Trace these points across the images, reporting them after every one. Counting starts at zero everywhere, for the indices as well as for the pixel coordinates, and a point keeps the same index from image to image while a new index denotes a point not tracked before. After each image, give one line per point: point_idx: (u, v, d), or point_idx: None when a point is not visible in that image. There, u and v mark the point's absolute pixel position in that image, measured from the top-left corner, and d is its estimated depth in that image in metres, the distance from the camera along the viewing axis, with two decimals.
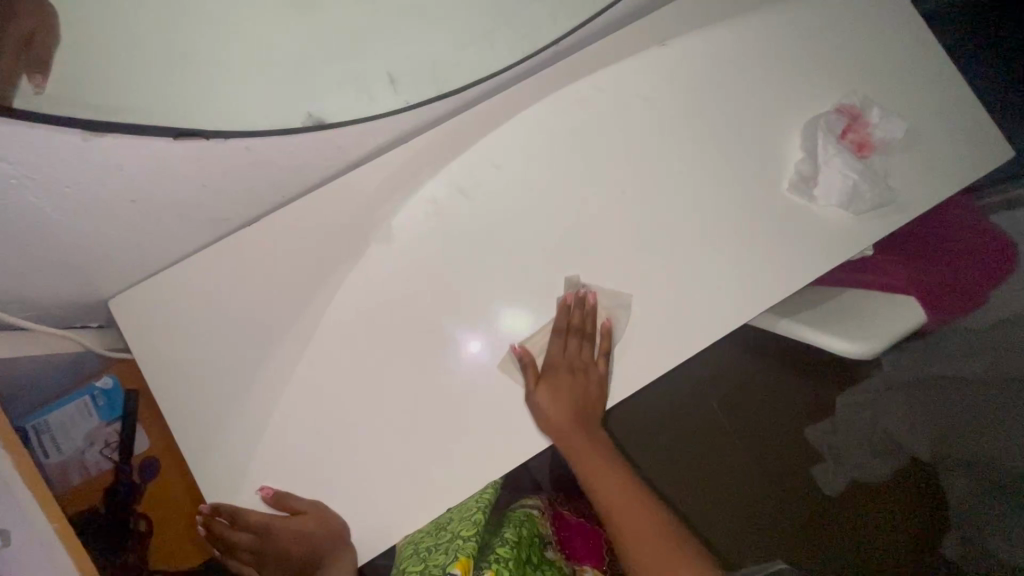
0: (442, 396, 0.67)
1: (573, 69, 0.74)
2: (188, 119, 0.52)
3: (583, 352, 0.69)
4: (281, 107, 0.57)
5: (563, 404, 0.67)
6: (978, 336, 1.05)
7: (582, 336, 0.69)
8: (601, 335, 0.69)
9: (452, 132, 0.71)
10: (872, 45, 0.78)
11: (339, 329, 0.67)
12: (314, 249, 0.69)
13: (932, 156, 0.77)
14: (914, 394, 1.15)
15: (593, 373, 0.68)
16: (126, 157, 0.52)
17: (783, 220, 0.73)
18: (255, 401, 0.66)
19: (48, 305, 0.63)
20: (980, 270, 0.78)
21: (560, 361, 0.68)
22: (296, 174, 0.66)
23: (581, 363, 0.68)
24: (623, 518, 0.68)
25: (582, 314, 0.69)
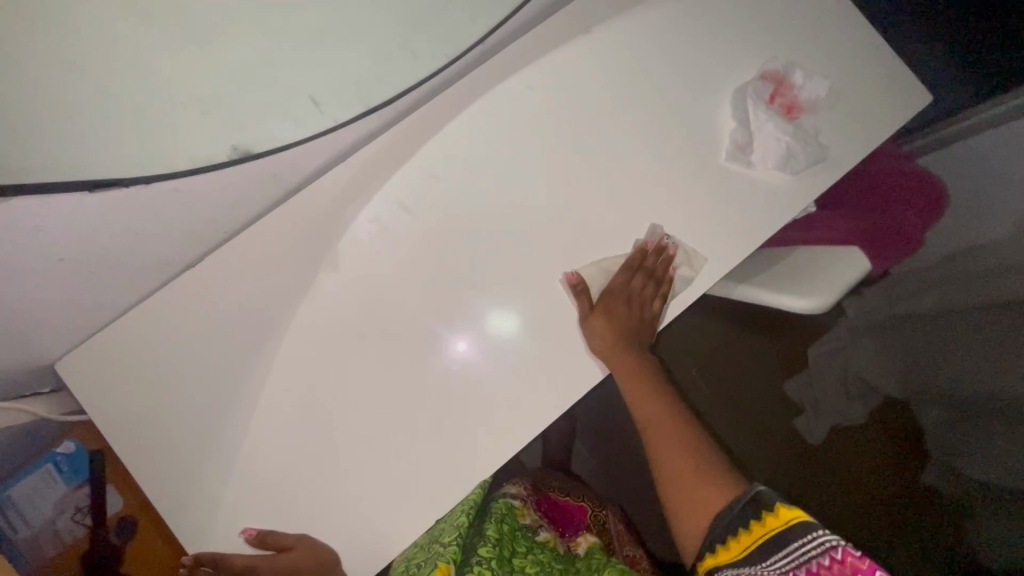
0: (417, 408, 0.67)
1: (500, 68, 0.74)
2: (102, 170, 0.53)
3: (646, 288, 0.70)
4: (205, 142, 0.58)
5: (614, 334, 0.68)
6: (938, 269, 1.13)
7: (649, 275, 0.71)
8: (666, 280, 0.71)
9: (388, 144, 0.71)
10: (787, 11, 0.80)
11: (301, 358, 0.66)
12: (263, 281, 0.67)
13: (859, 108, 0.79)
14: (889, 337, 1.21)
15: (649, 310, 0.70)
16: (44, 218, 0.52)
17: (724, 191, 0.75)
18: (224, 443, 0.65)
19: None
20: (916, 213, 0.81)
21: (620, 294, 0.69)
22: (234, 208, 0.65)
23: (621, 300, 0.69)
24: (676, 484, 0.64)
25: (656, 261, 0.71)
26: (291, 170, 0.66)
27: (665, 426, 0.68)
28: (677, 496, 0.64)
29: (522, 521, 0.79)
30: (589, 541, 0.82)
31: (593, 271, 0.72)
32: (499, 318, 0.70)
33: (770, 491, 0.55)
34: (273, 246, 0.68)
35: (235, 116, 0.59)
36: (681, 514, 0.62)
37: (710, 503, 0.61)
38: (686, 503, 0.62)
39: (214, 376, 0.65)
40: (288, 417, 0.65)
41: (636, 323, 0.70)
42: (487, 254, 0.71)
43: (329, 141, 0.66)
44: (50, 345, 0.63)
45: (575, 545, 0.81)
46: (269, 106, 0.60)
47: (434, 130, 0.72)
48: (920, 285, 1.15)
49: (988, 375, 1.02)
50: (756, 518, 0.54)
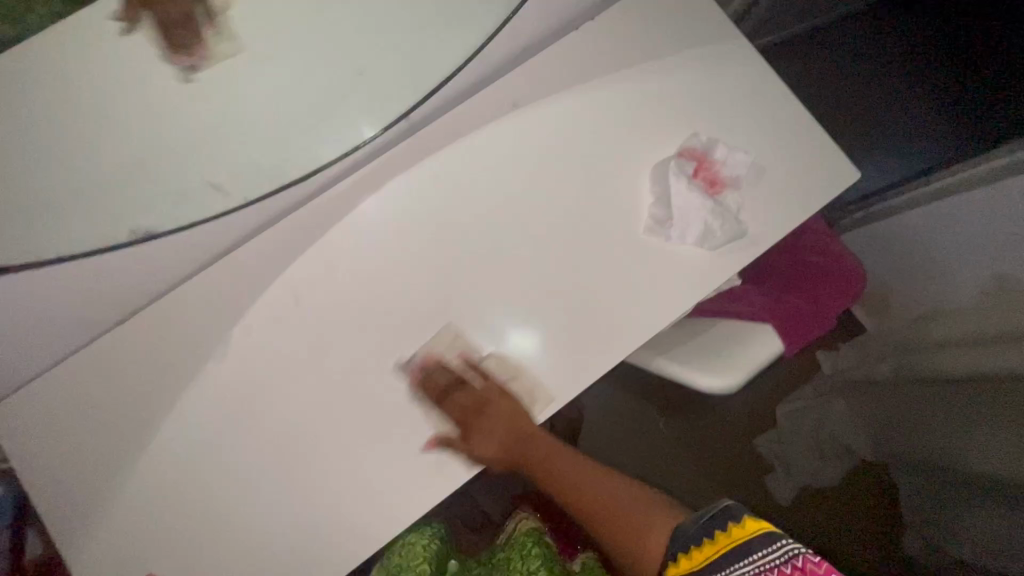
0: (319, 471, 0.70)
1: (420, 143, 0.77)
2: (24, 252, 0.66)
3: (469, 391, 0.73)
4: (108, 226, 0.68)
5: (495, 443, 0.74)
6: (898, 334, 1.19)
7: (469, 370, 0.73)
8: (479, 372, 0.73)
9: (308, 215, 0.74)
10: (715, 87, 0.82)
11: (206, 420, 0.69)
12: (177, 342, 0.70)
13: (781, 184, 0.79)
14: (856, 400, 1.29)
15: (495, 400, 0.73)
16: None
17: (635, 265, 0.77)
18: (134, 499, 0.68)
19: None
20: (836, 293, 0.80)
21: (469, 395, 0.73)
22: (151, 274, 0.71)
23: (473, 397, 0.73)
24: (579, 494, 0.77)
25: (448, 367, 0.73)
26: (210, 240, 0.72)
27: (567, 460, 0.80)
28: (608, 517, 0.73)
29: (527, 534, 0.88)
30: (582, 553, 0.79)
31: (502, 343, 0.74)
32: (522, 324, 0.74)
33: (739, 506, 0.60)
34: (192, 309, 0.71)
35: (135, 201, 0.68)
36: (640, 542, 0.68)
37: (632, 524, 0.70)
38: (613, 533, 0.71)
39: (124, 435, 0.68)
40: (192, 476, 0.69)
41: (516, 412, 0.74)
42: (400, 322, 0.74)
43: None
44: None
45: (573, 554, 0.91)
46: (168, 193, 0.69)
47: (355, 200, 0.75)
48: (883, 351, 1.22)
49: (944, 441, 1.06)
50: (721, 530, 0.59)
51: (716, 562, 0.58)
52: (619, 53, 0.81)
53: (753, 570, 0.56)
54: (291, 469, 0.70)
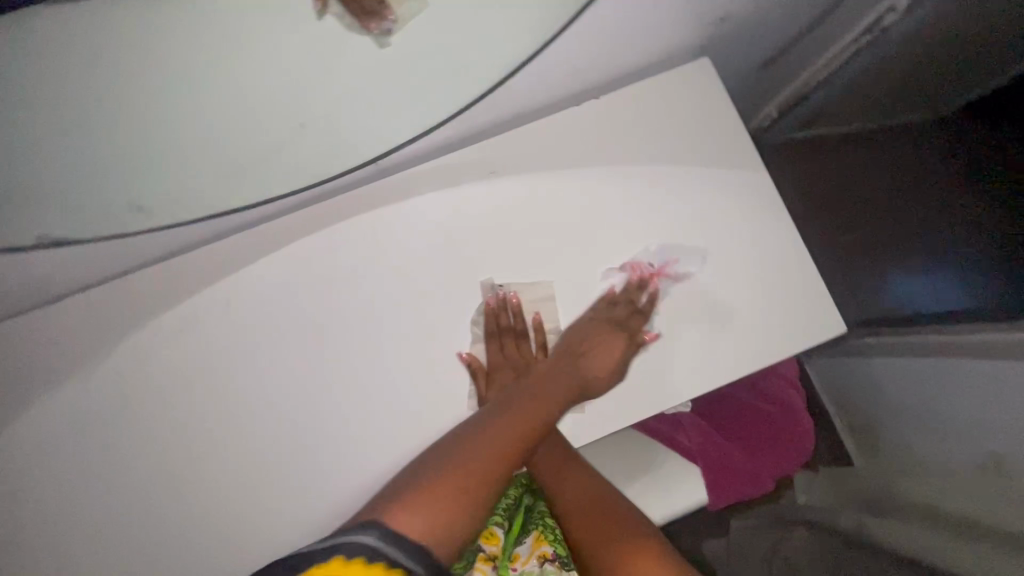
0: (203, 491, 0.69)
1: (391, 188, 0.76)
2: None
3: (521, 349, 0.74)
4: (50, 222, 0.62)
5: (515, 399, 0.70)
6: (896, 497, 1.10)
7: (514, 334, 0.74)
8: (534, 330, 0.74)
9: (272, 230, 0.76)
10: (710, 199, 0.77)
11: (117, 411, 0.70)
12: (111, 328, 0.72)
13: (751, 315, 0.73)
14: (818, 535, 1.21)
15: (535, 367, 0.73)
16: None
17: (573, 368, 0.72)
18: (27, 477, 0.69)
19: None
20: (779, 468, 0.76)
21: (505, 362, 0.73)
22: (89, 266, 0.70)
23: (524, 355, 0.74)
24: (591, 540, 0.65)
25: (508, 315, 0.74)
26: (168, 239, 0.72)
27: (575, 484, 0.70)
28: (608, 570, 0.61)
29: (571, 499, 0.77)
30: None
31: (419, 410, 0.71)
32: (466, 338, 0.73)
33: None
34: (134, 299, 0.74)
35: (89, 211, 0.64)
36: None
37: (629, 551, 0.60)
38: None
39: (33, 407, 0.70)
40: (85, 463, 0.69)
41: None
42: (324, 361, 0.72)
43: (198, 225, 0.71)
44: None
45: None
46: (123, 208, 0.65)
47: (313, 231, 0.76)
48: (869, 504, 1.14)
49: None
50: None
51: None
52: (616, 142, 0.78)
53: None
54: (185, 483, 0.69)
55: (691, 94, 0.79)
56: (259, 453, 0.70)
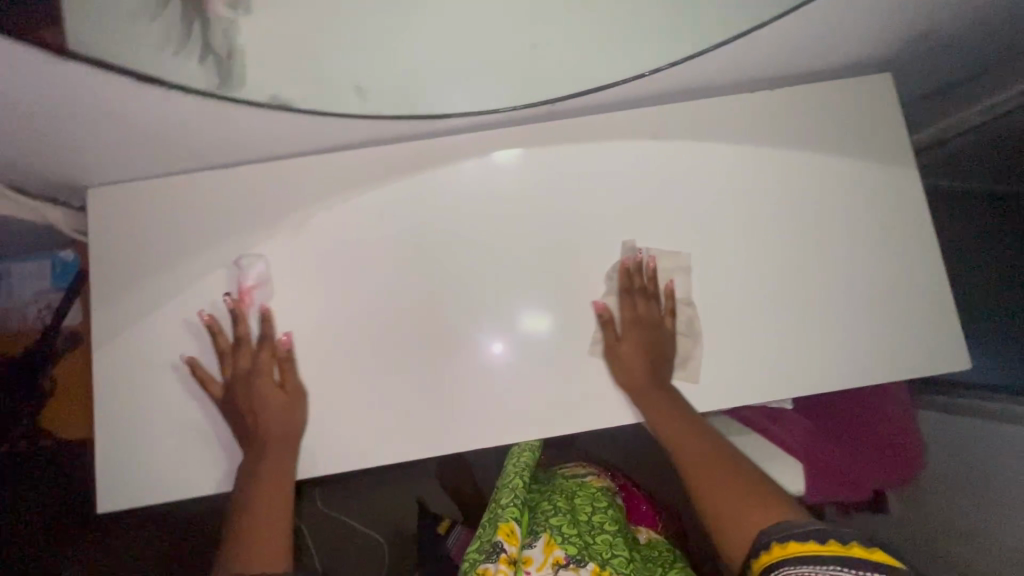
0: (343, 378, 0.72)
1: (569, 131, 0.77)
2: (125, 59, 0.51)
3: (651, 308, 0.75)
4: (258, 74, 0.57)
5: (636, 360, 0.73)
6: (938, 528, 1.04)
7: (643, 293, 0.75)
8: (665, 294, 0.76)
9: (443, 144, 0.76)
10: (862, 217, 0.79)
11: (276, 283, 0.73)
12: (282, 205, 0.74)
13: (884, 331, 0.76)
14: None
15: (662, 328, 0.75)
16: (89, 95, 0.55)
17: (697, 339, 0.75)
18: (179, 326, 0.73)
19: (45, 183, 0.71)
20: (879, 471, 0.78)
21: (635, 316, 0.75)
22: (282, 142, 0.71)
23: (653, 313, 0.75)
24: (713, 499, 0.67)
25: (641, 275, 0.76)
26: (360, 132, 0.72)
27: (691, 439, 0.71)
28: (728, 521, 0.65)
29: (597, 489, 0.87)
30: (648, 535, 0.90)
31: (556, 349, 0.74)
32: (536, 316, 0.74)
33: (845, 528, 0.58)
34: (305, 181, 0.75)
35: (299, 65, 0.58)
36: (741, 532, 0.64)
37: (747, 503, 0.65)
38: (732, 531, 0.65)
39: (201, 262, 0.74)
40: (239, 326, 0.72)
41: (656, 343, 0.75)
42: (474, 282, 0.74)
43: (395, 126, 0.71)
44: (91, 177, 0.71)
45: (638, 531, 0.91)
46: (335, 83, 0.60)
47: (485, 154, 0.76)
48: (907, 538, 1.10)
49: None
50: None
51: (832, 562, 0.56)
52: (788, 141, 0.79)
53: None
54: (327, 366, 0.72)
55: (869, 112, 0.80)
56: (402, 354, 0.73)
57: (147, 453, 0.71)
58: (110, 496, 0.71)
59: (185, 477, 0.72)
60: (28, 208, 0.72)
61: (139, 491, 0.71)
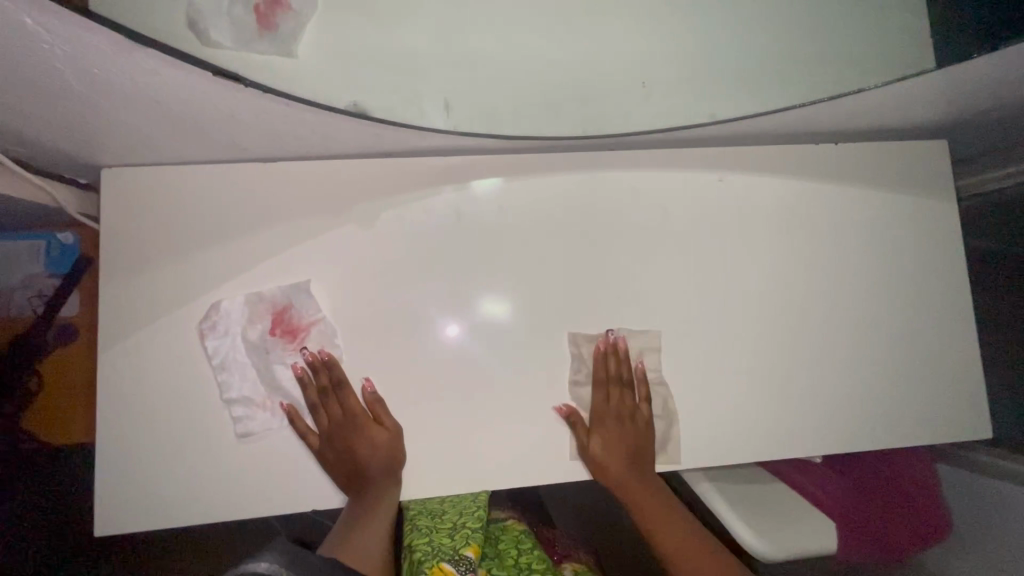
0: (379, 401, 0.68)
1: (633, 164, 0.74)
2: (189, 46, 0.48)
3: (623, 396, 0.72)
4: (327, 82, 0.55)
5: (612, 435, 0.71)
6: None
7: (615, 381, 0.72)
8: (631, 385, 0.73)
9: (505, 163, 0.72)
10: (903, 278, 0.80)
11: (311, 292, 0.68)
12: (325, 211, 0.69)
13: (912, 393, 0.78)
14: None
15: (639, 399, 0.73)
16: (136, 74, 0.50)
17: (665, 369, 0.74)
18: (199, 329, 0.66)
19: (54, 158, 0.64)
20: (900, 531, 0.85)
21: (605, 391, 0.72)
22: (332, 141, 0.66)
23: (620, 393, 0.72)
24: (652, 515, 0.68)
25: (617, 363, 0.72)
26: (418, 141, 0.67)
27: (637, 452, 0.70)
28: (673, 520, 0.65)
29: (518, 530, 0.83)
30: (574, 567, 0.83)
31: (601, 388, 0.72)
32: (496, 302, 0.71)
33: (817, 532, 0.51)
34: (353, 188, 0.70)
35: None
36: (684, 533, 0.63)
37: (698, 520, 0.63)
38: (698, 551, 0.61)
39: (227, 264, 0.67)
40: (264, 337, 0.67)
41: (627, 412, 0.72)
42: (522, 310, 0.71)
43: (458, 140, 0.67)
44: (110, 156, 0.64)
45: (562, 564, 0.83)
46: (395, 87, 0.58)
47: (545, 177, 0.72)
48: None
49: None
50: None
51: None
52: (842, 196, 0.79)
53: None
54: (364, 388, 0.68)
55: (919, 174, 0.81)
56: (444, 380, 0.69)
57: (156, 469, 0.65)
58: (113, 515, 0.64)
59: (196, 505, 0.65)
60: (33, 187, 0.65)
61: (143, 511, 0.64)
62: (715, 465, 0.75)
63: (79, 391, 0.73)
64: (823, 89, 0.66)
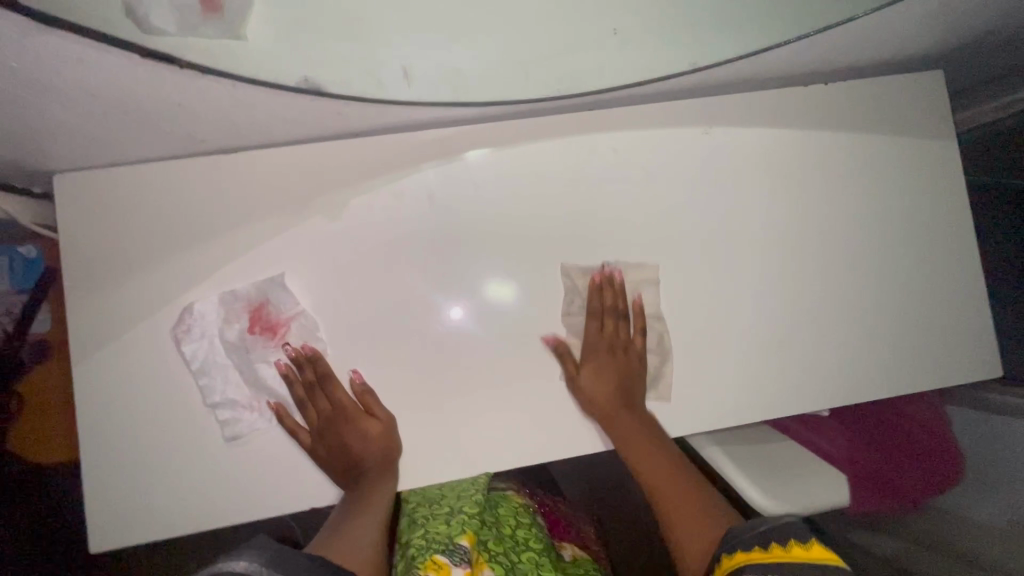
0: (370, 392, 0.65)
1: (611, 123, 0.71)
2: (120, 31, 0.45)
3: (619, 329, 0.70)
4: (275, 59, 0.51)
5: (605, 379, 0.69)
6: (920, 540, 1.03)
7: (614, 313, 0.70)
8: (633, 311, 0.71)
9: (476, 133, 0.68)
10: (904, 220, 0.77)
11: (287, 285, 0.65)
12: (293, 199, 0.66)
13: (917, 336, 0.76)
14: None
15: (632, 349, 0.71)
16: (70, 64, 0.47)
17: (667, 355, 0.72)
18: (173, 333, 0.64)
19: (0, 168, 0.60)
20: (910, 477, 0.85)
21: (601, 344, 0.70)
22: (293, 125, 0.63)
23: (616, 342, 0.70)
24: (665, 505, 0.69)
25: (613, 290, 0.70)
26: (382, 117, 0.63)
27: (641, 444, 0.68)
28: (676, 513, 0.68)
29: (519, 501, 0.82)
30: (573, 552, 0.83)
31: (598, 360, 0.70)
32: (497, 284, 0.68)
33: (803, 528, 0.55)
34: (320, 172, 0.66)
35: (323, 49, 0.52)
36: (687, 527, 0.66)
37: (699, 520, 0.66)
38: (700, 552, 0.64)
39: (197, 263, 0.64)
40: (244, 336, 0.65)
41: (626, 367, 0.70)
42: (512, 286, 0.68)
43: (424, 111, 0.63)
44: (59, 161, 0.61)
45: (561, 546, 0.83)
46: (350, 59, 0.54)
47: (519, 144, 0.69)
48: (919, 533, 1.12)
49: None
50: (779, 544, 0.54)
51: (777, 565, 0.53)
52: (836, 139, 0.75)
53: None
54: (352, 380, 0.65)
55: (914, 108, 0.77)
56: (434, 365, 0.67)
57: (148, 479, 0.63)
58: (107, 529, 0.62)
59: (190, 513, 0.63)
60: None
61: (138, 522, 0.63)
62: (720, 428, 0.73)
63: (58, 412, 0.74)
64: (807, 24, 0.62)
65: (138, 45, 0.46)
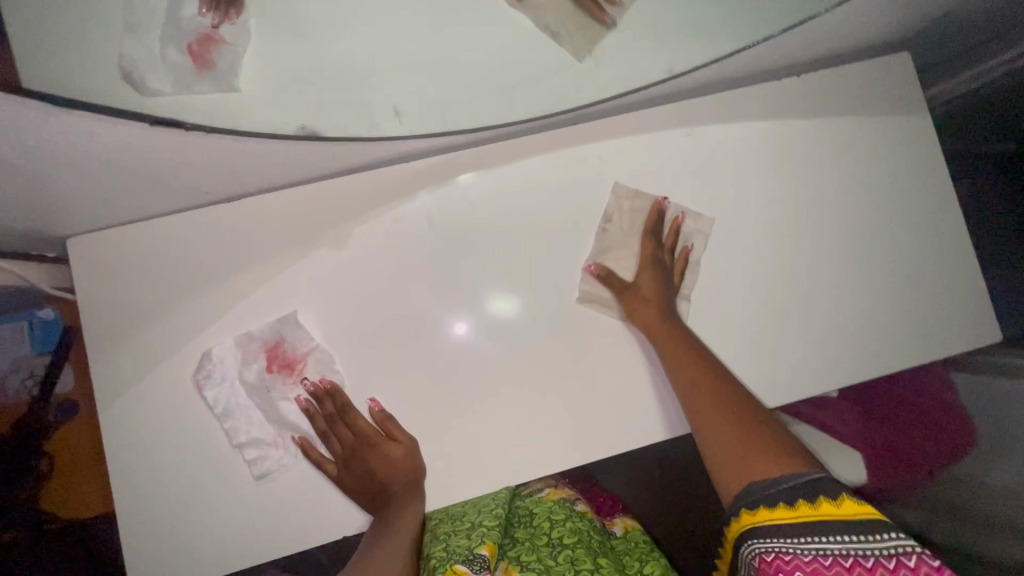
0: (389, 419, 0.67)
1: (596, 135, 0.73)
2: (124, 102, 0.48)
3: (662, 247, 0.74)
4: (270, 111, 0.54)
5: (652, 301, 0.71)
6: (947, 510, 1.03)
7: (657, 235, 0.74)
8: (671, 232, 0.75)
9: (467, 158, 0.70)
10: (889, 199, 0.79)
11: (299, 322, 0.67)
12: (298, 239, 0.68)
13: (914, 310, 0.78)
14: None
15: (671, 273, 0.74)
16: (78, 136, 0.50)
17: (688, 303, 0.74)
18: (193, 379, 0.66)
19: (15, 238, 0.63)
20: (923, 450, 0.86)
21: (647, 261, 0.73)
22: (292, 168, 0.65)
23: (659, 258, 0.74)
24: (712, 433, 0.66)
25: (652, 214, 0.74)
26: (376, 153, 0.66)
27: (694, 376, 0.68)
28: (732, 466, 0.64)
29: (556, 499, 0.84)
30: (624, 525, 0.88)
31: (607, 363, 0.71)
32: (502, 299, 0.70)
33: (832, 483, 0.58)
34: (321, 210, 0.68)
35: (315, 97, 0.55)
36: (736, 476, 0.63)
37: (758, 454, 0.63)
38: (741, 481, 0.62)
39: (211, 309, 0.67)
40: (262, 376, 0.67)
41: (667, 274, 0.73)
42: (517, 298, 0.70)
43: (415, 143, 0.65)
44: (70, 226, 0.63)
45: (611, 522, 0.88)
46: (341, 103, 0.57)
47: (509, 163, 0.71)
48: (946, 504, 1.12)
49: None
50: (806, 501, 0.57)
51: (801, 525, 0.56)
52: (814, 128, 0.78)
53: (881, 548, 0.53)
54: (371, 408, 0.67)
55: (886, 91, 0.79)
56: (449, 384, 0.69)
57: (182, 523, 0.65)
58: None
59: (226, 552, 0.65)
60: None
61: (176, 566, 0.64)
62: None
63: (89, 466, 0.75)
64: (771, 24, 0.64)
65: (139, 111, 0.49)
